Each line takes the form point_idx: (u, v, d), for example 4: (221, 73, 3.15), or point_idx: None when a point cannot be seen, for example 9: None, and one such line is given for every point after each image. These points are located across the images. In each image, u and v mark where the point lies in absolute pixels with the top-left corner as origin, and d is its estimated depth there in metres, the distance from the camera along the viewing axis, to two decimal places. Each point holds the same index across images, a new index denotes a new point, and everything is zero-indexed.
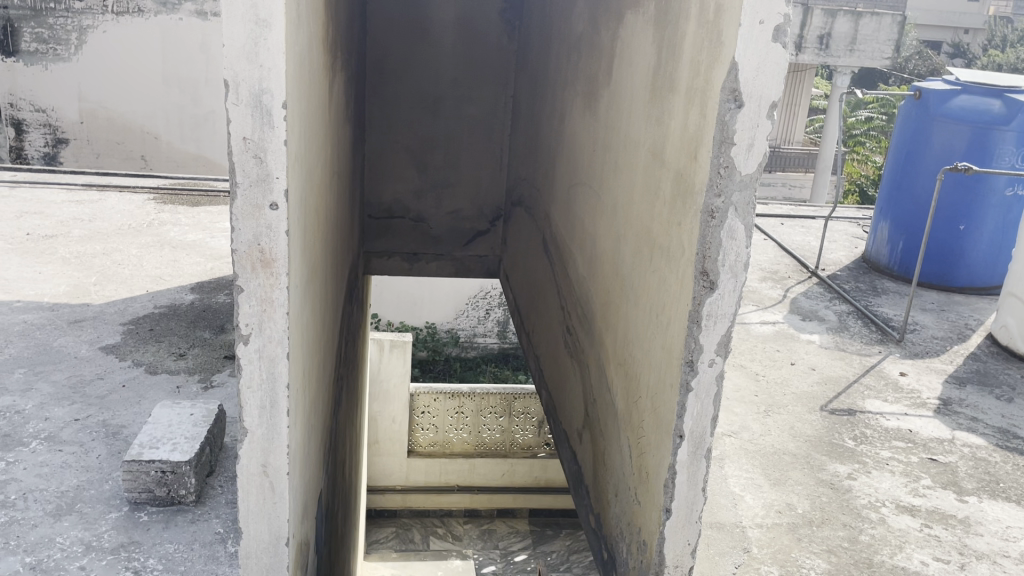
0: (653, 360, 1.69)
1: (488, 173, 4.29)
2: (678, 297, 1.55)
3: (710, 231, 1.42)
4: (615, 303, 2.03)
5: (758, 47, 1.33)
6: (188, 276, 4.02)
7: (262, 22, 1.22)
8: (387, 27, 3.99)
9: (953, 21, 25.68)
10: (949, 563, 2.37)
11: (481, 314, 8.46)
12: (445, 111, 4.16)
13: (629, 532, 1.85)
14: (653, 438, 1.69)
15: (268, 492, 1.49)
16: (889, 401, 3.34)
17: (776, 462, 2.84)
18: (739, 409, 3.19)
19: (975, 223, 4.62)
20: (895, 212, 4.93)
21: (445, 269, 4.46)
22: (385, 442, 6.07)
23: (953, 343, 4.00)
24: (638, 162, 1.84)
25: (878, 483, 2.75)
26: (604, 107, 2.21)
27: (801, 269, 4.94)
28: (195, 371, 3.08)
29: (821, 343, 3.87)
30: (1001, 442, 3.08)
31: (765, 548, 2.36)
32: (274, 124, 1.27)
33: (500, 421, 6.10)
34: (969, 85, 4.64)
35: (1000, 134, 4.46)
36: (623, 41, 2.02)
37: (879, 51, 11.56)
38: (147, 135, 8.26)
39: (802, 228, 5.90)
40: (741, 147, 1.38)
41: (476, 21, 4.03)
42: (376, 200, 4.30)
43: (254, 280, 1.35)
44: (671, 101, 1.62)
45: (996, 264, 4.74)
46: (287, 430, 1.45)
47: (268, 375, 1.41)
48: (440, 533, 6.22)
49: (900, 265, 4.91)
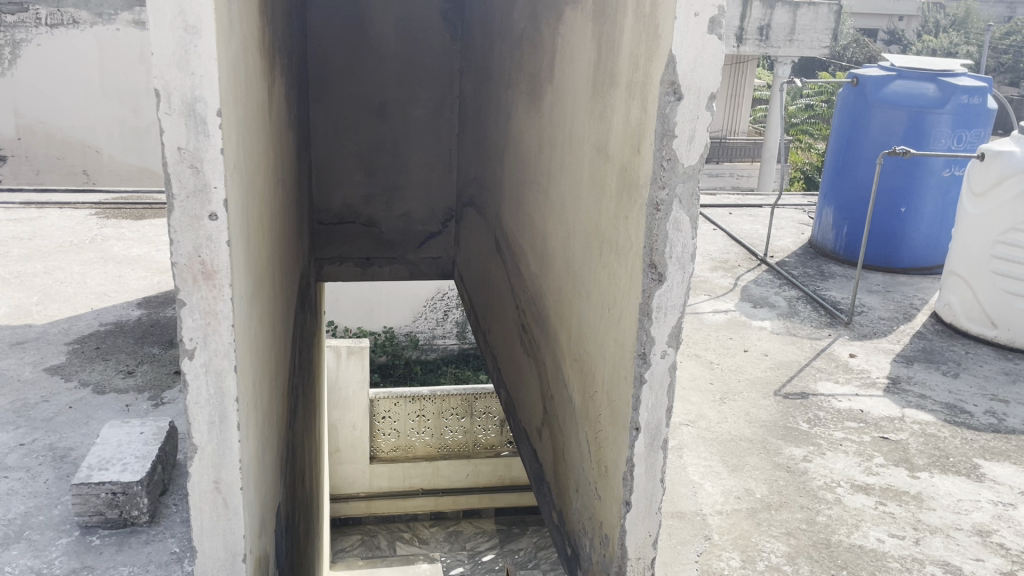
0: (608, 353, 1.69)
1: (438, 175, 4.28)
2: (629, 290, 1.56)
3: (656, 223, 1.44)
4: (568, 301, 2.03)
5: (694, 39, 1.33)
6: (133, 291, 3.94)
7: (191, 29, 1.20)
8: (328, 31, 3.94)
9: (888, 8, 26.34)
10: (904, 539, 2.42)
11: (439, 316, 8.46)
12: (391, 114, 4.13)
13: (592, 528, 1.86)
14: (610, 431, 1.70)
15: (222, 507, 1.46)
16: (840, 382, 3.41)
17: (732, 448, 2.87)
18: (695, 398, 3.22)
19: (915, 206, 4.73)
20: (838, 198, 5.04)
21: (399, 273, 4.44)
22: (346, 450, 6.02)
23: (900, 323, 4.09)
24: (583, 158, 1.85)
25: (833, 464, 2.80)
26: (547, 104, 2.22)
27: (750, 257, 5.02)
28: (144, 389, 3.00)
29: (772, 329, 3.93)
30: (950, 417, 3.16)
31: (725, 534, 2.39)
32: (210, 134, 1.25)
33: (462, 422, 6.09)
34: (903, 70, 4.75)
35: (936, 118, 4.57)
36: (563, 40, 2.03)
37: (817, 40, 11.85)
38: (88, 149, 8.09)
39: (750, 217, 5.99)
40: (682, 139, 1.39)
41: (417, 23, 4.01)
42: (325, 206, 4.25)
43: (196, 293, 1.32)
44: (612, 95, 1.63)
45: (937, 245, 4.86)
46: (238, 444, 1.43)
47: (216, 390, 1.38)
48: (407, 537, 6.19)
49: (846, 249, 5.01)
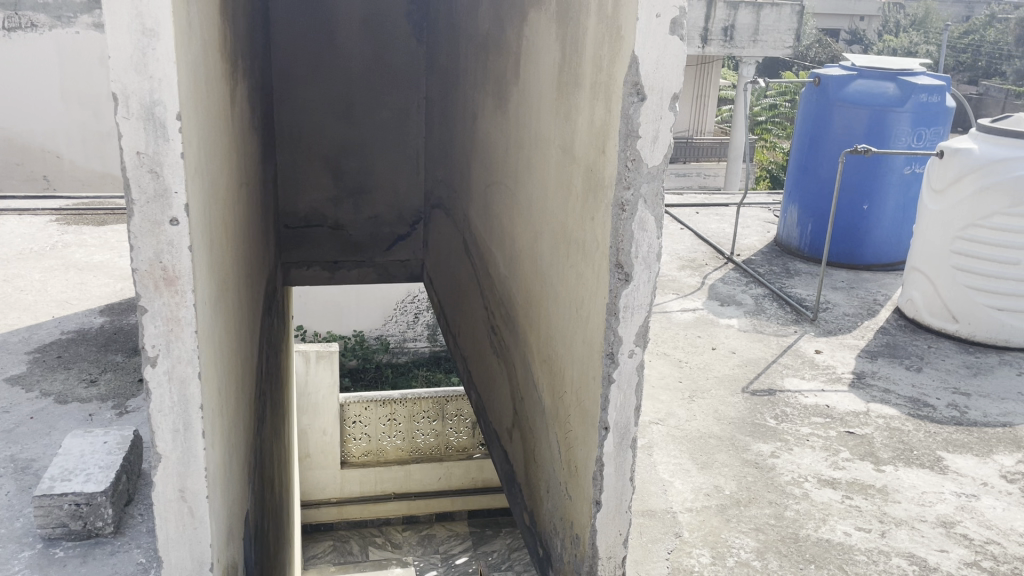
0: (576, 354, 1.69)
1: (406, 177, 4.27)
2: (596, 291, 1.56)
3: (621, 223, 1.44)
4: (536, 301, 2.03)
5: (656, 40, 1.34)
6: (96, 298, 3.88)
7: (149, 32, 1.18)
8: (292, 34, 3.91)
9: (849, 9, 26.72)
10: (871, 532, 2.46)
11: (410, 319, 8.46)
12: (358, 117, 4.11)
13: (563, 528, 1.86)
14: (579, 431, 1.70)
15: (188, 517, 1.44)
16: (806, 377, 3.45)
17: (701, 446, 2.90)
18: (664, 396, 3.24)
19: (877, 203, 4.80)
20: (803, 196, 5.10)
21: (367, 276, 4.42)
22: (317, 455, 5.97)
23: (863, 319, 4.16)
24: (549, 159, 1.85)
25: (800, 459, 2.83)
26: (513, 106, 2.22)
27: (717, 256, 5.06)
28: (107, 398, 2.95)
29: (739, 327, 3.96)
30: (914, 411, 3.22)
31: (695, 532, 2.41)
32: (169, 138, 1.23)
33: (433, 425, 6.06)
34: (864, 70, 4.82)
35: (896, 116, 4.64)
36: (527, 42, 2.03)
37: (780, 40, 12.00)
38: (48, 155, 8.00)
39: (717, 216, 6.04)
40: (647, 139, 1.40)
41: (382, 25, 3.99)
42: (292, 210, 4.22)
43: (158, 300, 1.31)
44: (577, 96, 1.63)
45: (899, 241, 4.94)
46: (203, 451, 1.41)
47: (180, 398, 1.37)
48: (379, 542, 6.15)
49: (811, 247, 5.07)
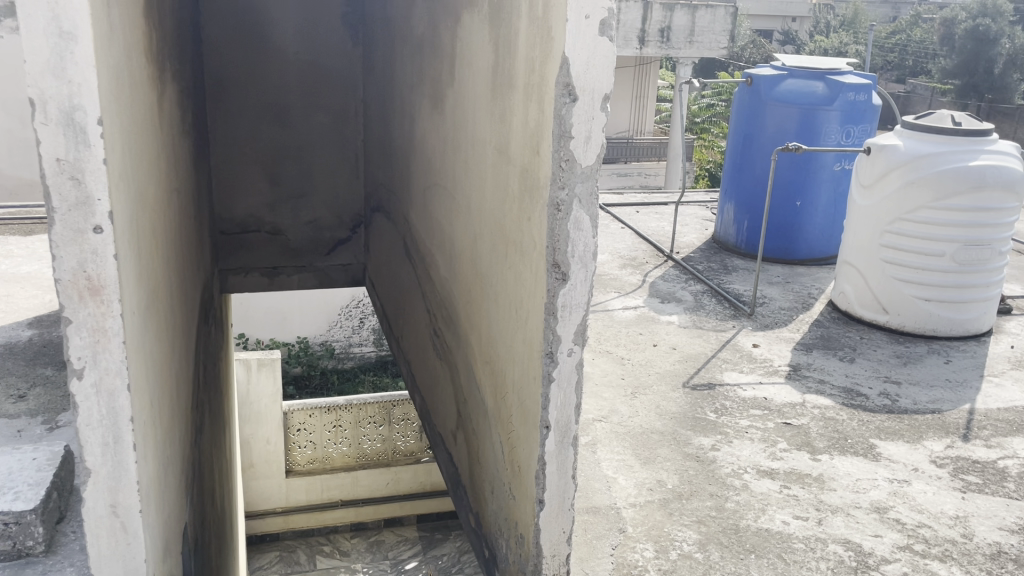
0: (517, 355, 1.70)
1: (345, 180, 4.23)
2: (534, 291, 1.57)
3: (557, 223, 1.45)
4: (476, 302, 2.03)
5: (586, 41, 1.36)
6: (23, 310, 3.75)
7: (67, 35, 1.15)
8: (224, 37, 3.83)
9: (782, 10, 27.39)
10: (808, 519, 2.52)
11: (355, 324, 8.38)
12: (294, 120, 4.06)
13: (507, 528, 1.87)
14: (521, 432, 1.71)
15: (120, 533, 1.40)
16: (745, 371, 3.52)
17: (644, 441, 2.93)
18: (607, 394, 3.28)
19: (809, 199, 4.93)
20: (738, 194, 5.20)
21: (308, 281, 4.36)
22: (261, 465, 5.88)
23: (799, 312, 4.26)
24: (485, 161, 1.86)
25: (739, 451, 2.89)
26: (449, 106, 2.22)
27: (657, 254, 5.13)
28: (37, 413, 2.85)
29: (680, 323, 4.03)
30: (847, 400, 3.31)
31: (639, 526, 2.43)
32: (91, 143, 1.20)
33: (380, 430, 6.02)
34: (794, 69, 4.94)
35: (826, 115, 4.77)
36: (461, 43, 2.03)
37: (715, 41, 12.22)
38: None
39: (656, 214, 6.12)
40: (580, 140, 1.41)
41: (317, 29, 3.95)
42: (228, 216, 4.14)
43: (84, 310, 1.27)
44: (511, 97, 1.64)
45: (832, 236, 5.07)
46: (135, 464, 1.37)
47: (109, 411, 1.33)
48: (327, 550, 6.06)
49: (747, 243, 5.18)
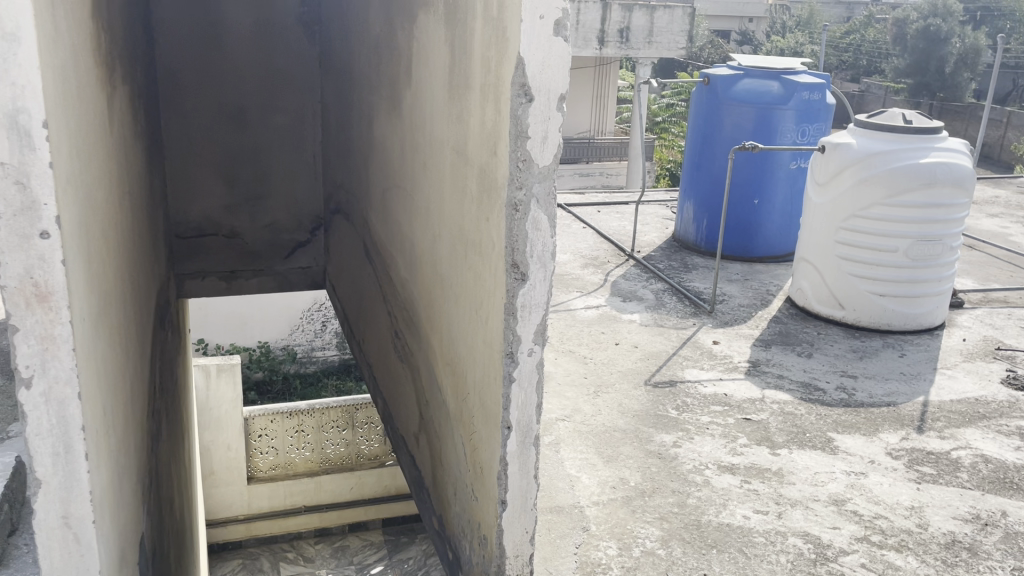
0: (477, 356, 1.69)
1: (304, 182, 4.19)
2: (494, 292, 1.57)
3: (515, 223, 1.46)
4: (436, 303, 2.02)
5: (541, 42, 1.36)
6: None
7: (10, 36, 1.12)
8: (177, 38, 3.77)
9: (739, 11, 27.71)
10: (768, 514, 2.55)
11: (317, 327, 8.28)
12: (251, 122, 4.01)
13: (470, 530, 1.86)
14: (483, 432, 1.71)
15: (73, 545, 1.37)
16: (705, 368, 3.56)
17: (606, 439, 2.95)
18: (570, 393, 3.29)
19: (766, 198, 5.00)
20: (697, 193, 5.25)
21: (268, 285, 4.31)
22: (222, 472, 5.81)
23: (757, 309, 4.31)
24: (443, 162, 1.85)
25: (700, 447, 2.92)
26: (406, 107, 2.21)
27: (618, 253, 5.16)
28: None
29: (641, 321, 4.05)
30: (805, 395, 3.36)
31: (602, 524, 2.44)
32: (36, 147, 1.17)
33: (344, 434, 5.98)
34: (749, 69, 5.00)
35: (781, 114, 4.84)
36: (418, 43, 2.02)
37: (674, 41, 12.29)
38: None
39: (617, 214, 6.15)
40: (536, 140, 1.41)
41: (273, 29, 3.90)
42: (184, 219, 4.07)
43: (31, 317, 1.24)
44: (467, 98, 1.63)
45: (789, 234, 5.15)
46: (87, 474, 1.34)
47: (59, 420, 1.30)
48: (291, 557, 6.01)
49: (706, 241, 5.23)
